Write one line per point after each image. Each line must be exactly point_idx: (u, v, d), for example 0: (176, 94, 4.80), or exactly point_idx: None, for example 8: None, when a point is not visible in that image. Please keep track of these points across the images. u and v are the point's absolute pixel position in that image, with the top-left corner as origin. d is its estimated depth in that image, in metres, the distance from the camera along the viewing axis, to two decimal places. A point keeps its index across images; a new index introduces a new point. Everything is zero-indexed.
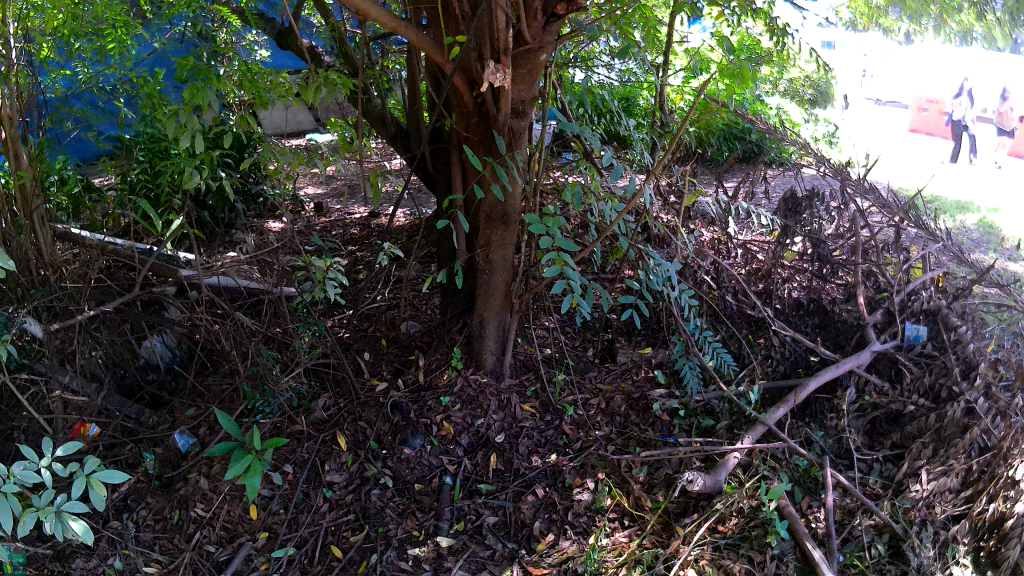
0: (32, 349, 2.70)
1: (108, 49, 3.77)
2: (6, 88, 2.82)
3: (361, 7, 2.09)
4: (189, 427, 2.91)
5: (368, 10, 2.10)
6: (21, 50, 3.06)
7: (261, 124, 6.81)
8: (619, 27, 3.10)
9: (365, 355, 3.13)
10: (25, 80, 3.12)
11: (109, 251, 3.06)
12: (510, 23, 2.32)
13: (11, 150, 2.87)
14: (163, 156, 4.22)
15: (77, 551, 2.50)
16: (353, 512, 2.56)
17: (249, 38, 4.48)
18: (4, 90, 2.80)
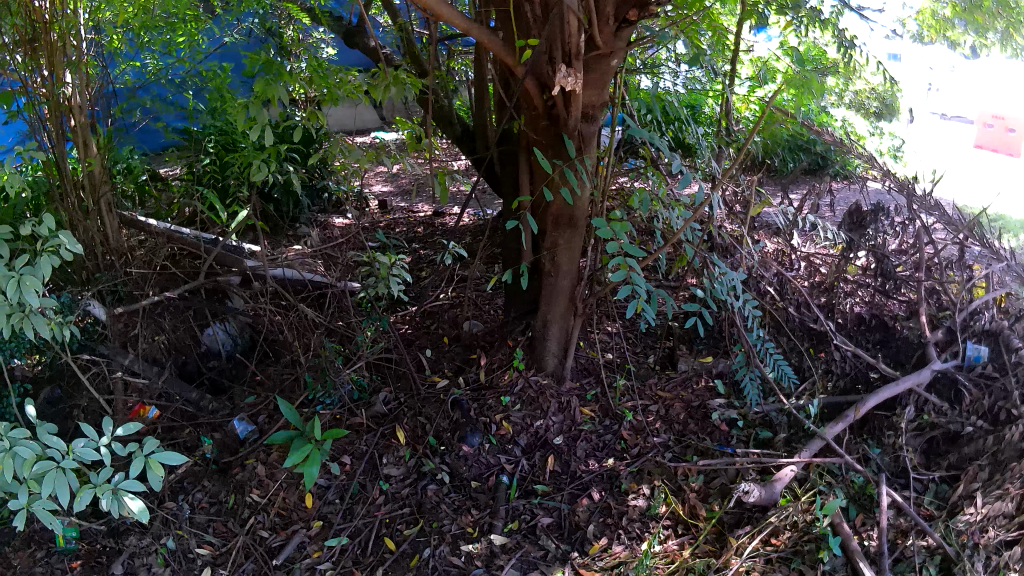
0: (94, 331, 2.87)
1: (177, 42, 3.84)
2: (76, 77, 3.06)
3: (436, 12, 2.16)
4: (248, 414, 2.95)
5: (443, 14, 2.16)
6: (90, 41, 3.21)
7: (327, 123, 6.91)
8: (688, 33, 3.08)
9: (428, 352, 3.15)
10: (94, 70, 3.28)
11: (175, 238, 3.20)
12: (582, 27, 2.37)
13: (82, 139, 3.11)
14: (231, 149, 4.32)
15: (132, 529, 2.61)
16: (408, 506, 2.58)
17: (316, 36, 4.51)
18: (74, 79, 3.04)
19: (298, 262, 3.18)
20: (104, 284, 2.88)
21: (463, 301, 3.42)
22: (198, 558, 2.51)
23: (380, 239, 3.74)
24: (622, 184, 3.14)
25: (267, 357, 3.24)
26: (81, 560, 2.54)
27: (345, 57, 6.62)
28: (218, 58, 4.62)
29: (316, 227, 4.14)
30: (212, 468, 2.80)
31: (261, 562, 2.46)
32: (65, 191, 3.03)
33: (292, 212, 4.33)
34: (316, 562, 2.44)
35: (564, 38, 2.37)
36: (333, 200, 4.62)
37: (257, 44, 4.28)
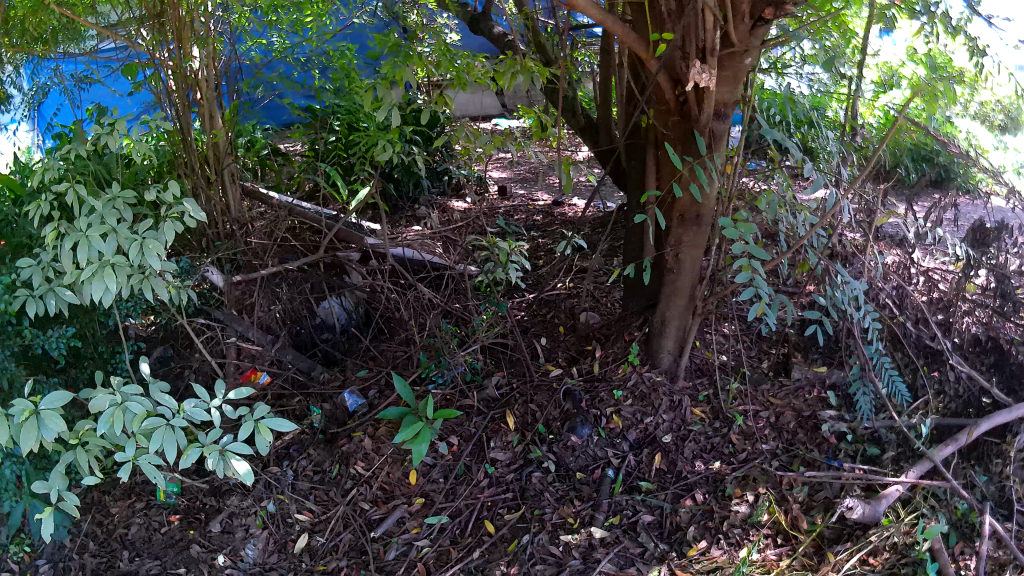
0: (213, 298, 3.17)
1: (305, 23, 3.95)
2: (203, 51, 3.35)
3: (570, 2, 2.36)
4: (358, 388, 3.25)
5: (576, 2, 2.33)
6: (217, 17, 3.43)
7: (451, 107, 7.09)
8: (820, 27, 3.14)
9: (542, 340, 3.34)
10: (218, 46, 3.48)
11: (295, 213, 3.56)
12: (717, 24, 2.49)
13: (207, 111, 3.41)
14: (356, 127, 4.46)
15: (235, 491, 3.01)
16: (510, 492, 2.80)
17: (441, 21, 4.55)
18: (200, 53, 3.34)
19: (419, 244, 3.58)
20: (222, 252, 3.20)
21: (581, 292, 3.57)
22: (297, 523, 2.85)
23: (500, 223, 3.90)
24: (745, 183, 3.13)
25: (380, 333, 3.54)
26: (182, 515, 3.02)
27: (469, 43, 6.77)
28: (345, 39, 4.74)
29: (435, 208, 4.28)
30: (319, 437, 3.13)
31: (360, 532, 2.76)
32: (190, 159, 3.32)
33: (412, 192, 4.46)
34: (414, 537, 2.70)
35: (700, 33, 2.49)
36: (453, 183, 4.68)
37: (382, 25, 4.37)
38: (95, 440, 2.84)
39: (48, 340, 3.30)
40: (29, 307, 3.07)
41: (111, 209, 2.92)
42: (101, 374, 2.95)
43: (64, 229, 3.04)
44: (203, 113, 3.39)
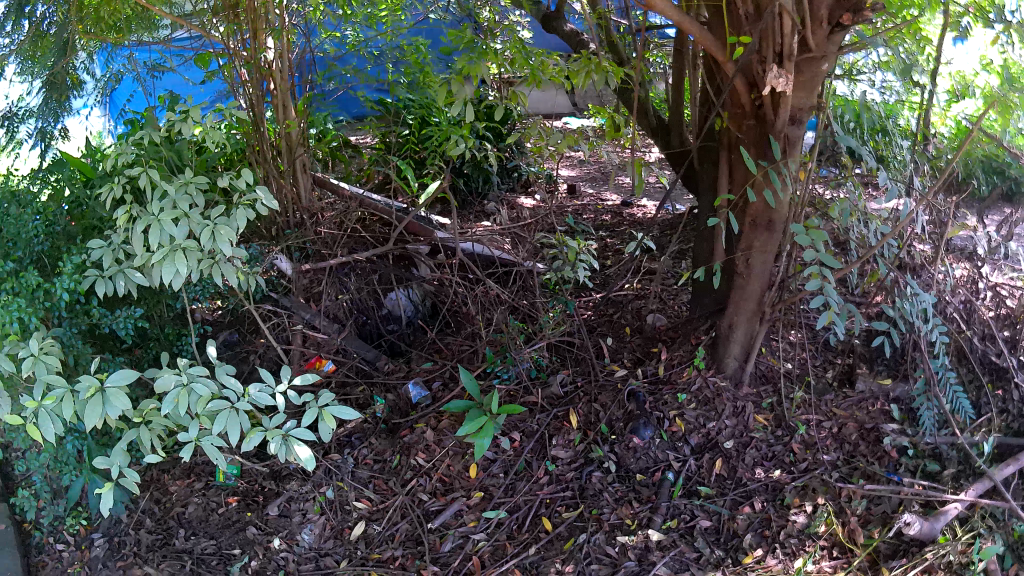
0: (280, 284, 3.52)
1: (379, 18, 4.09)
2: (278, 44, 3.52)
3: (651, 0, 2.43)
4: (424, 379, 3.56)
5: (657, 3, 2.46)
6: (291, 10, 3.58)
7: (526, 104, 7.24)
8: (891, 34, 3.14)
9: (608, 340, 3.62)
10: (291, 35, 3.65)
11: (365, 203, 3.80)
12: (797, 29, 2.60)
13: (281, 102, 3.56)
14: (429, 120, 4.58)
15: (293, 476, 3.29)
16: (569, 490, 3.02)
17: (514, 17, 4.66)
18: (275, 45, 3.50)
19: (488, 240, 3.85)
20: (291, 241, 3.48)
21: (649, 295, 3.86)
22: (354, 511, 3.11)
23: (569, 223, 4.21)
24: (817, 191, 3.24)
25: (447, 327, 3.85)
26: (240, 497, 3.24)
27: (541, 39, 6.90)
28: (419, 33, 4.89)
29: (504, 206, 4.48)
30: (381, 427, 3.42)
31: (416, 522, 3.01)
32: (261, 148, 3.51)
33: (482, 187, 4.76)
34: (472, 530, 2.94)
35: (778, 38, 2.60)
36: (521, 179, 5.01)
37: (455, 21, 4.46)
38: (159, 420, 2.96)
39: (117, 320, 3.46)
40: (99, 286, 3.19)
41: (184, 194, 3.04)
42: (168, 354, 3.04)
43: (136, 212, 3.16)
44: (274, 104, 3.56)
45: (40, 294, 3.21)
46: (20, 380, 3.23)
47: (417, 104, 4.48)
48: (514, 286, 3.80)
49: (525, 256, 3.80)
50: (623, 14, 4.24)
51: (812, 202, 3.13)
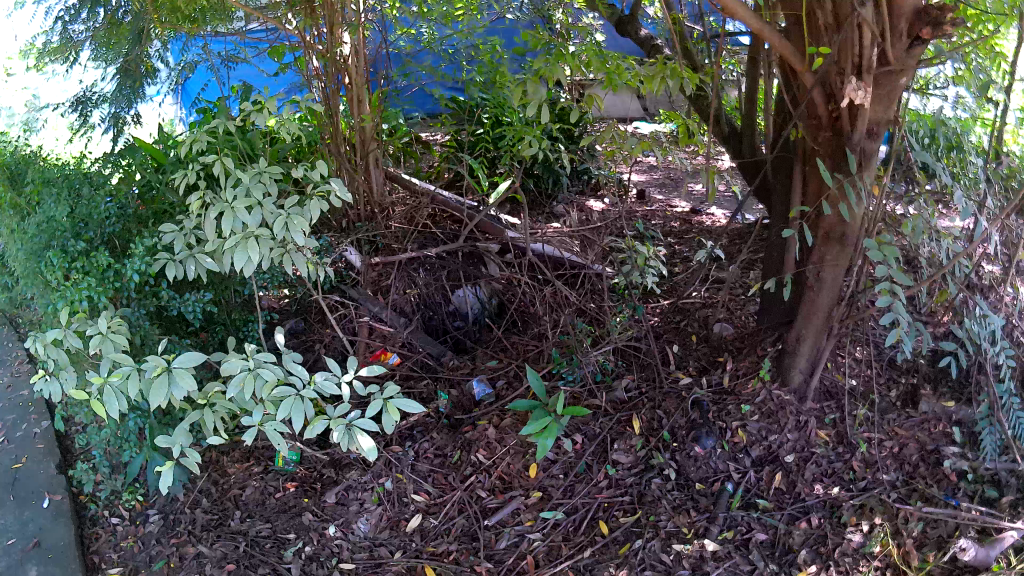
0: (348, 276, 3.76)
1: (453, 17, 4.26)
2: (353, 42, 3.74)
3: (730, 6, 2.45)
4: (488, 378, 3.69)
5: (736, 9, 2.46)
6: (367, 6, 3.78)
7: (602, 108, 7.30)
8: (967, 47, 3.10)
9: (675, 347, 3.69)
10: (366, 32, 3.83)
11: (436, 200, 4.05)
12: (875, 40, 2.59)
13: (356, 96, 3.83)
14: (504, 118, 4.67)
15: (354, 466, 3.49)
16: (628, 495, 3.11)
17: (589, 18, 4.76)
18: (350, 42, 3.72)
19: (558, 242, 3.99)
20: (361, 235, 3.73)
21: (716, 304, 3.90)
22: (412, 503, 3.29)
23: (638, 228, 4.25)
24: (890, 207, 3.25)
25: (514, 326, 4.00)
26: (297, 484, 3.50)
27: (613, 41, 6.97)
28: (496, 32, 5.05)
29: (573, 209, 4.58)
30: (443, 422, 3.57)
31: (474, 518, 3.17)
32: (335, 140, 3.80)
33: (551, 188, 4.90)
34: (528, 529, 3.07)
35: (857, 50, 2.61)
36: (591, 181, 5.14)
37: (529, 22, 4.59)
38: (223, 403, 3.05)
39: (185, 303, 3.56)
40: (171, 270, 3.29)
41: (258, 183, 3.12)
42: (233, 339, 3.08)
43: (208, 198, 3.25)
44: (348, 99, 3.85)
45: (110, 274, 3.39)
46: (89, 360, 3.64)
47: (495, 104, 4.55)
48: (584, 288, 3.91)
49: (593, 259, 3.91)
50: (697, 19, 4.25)
51: (884, 218, 3.13)
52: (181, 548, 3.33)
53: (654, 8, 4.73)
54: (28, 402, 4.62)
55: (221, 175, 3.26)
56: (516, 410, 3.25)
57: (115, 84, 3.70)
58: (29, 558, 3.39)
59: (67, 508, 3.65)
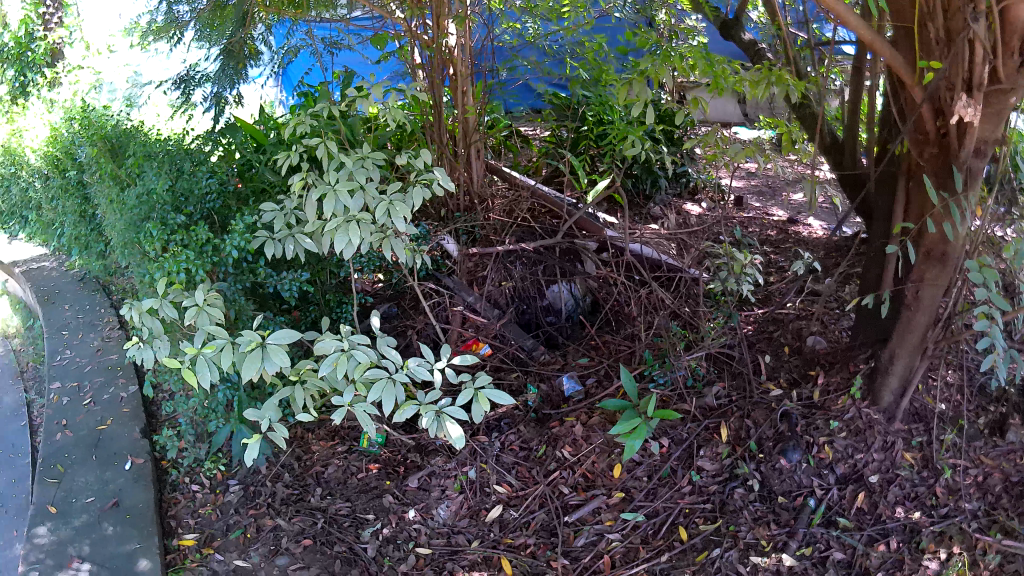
0: (442, 264, 3.98)
1: (558, 13, 4.33)
2: (461, 35, 3.82)
3: (842, 15, 2.40)
4: (579, 374, 3.77)
5: (847, 20, 2.42)
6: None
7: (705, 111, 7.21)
8: None
9: (767, 357, 3.63)
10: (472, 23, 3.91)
11: (536, 195, 4.16)
12: (987, 57, 2.53)
13: (461, 89, 3.92)
14: (606, 116, 4.69)
15: (440, 452, 3.57)
16: (710, 503, 3.09)
17: (692, 20, 4.77)
18: (458, 33, 3.79)
19: (656, 243, 4.00)
20: (458, 225, 3.92)
21: (811, 317, 3.86)
22: (494, 494, 3.34)
23: (734, 235, 4.19)
24: (993, 228, 3.17)
25: (608, 325, 4.05)
26: (380, 466, 3.59)
27: (719, 45, 6.87)
28: (599, 30, 5.11)
29: (670, 211, 4.58)
30: (530, 415, 3.66)
31: (554, 513, 3.19)
32: (438, 131, 3.94)
33: (649, 189, 4.90)
34: (607, 529, 3.08)
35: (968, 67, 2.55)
36: (689, 185, 5.10)
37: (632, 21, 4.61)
38: (314, 380, 3.09)
39: (281, 282, 3.66)
40: (269, 248, 3.36)
41: (361, 168, 3.18)
42: (327, 320, 3.16)
43: (311, 179, 3.31)
44: (453, 90, 3.95)
45: (208, 249, 3.50)
46: (186, 329, 3.81)
47: (597, 101, 4.55)
48: (679, 291, 3.92)
49: (690, 262, 3.90)
50: (802, 26, 4.22)
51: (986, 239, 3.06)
52: (259, 519, 3.41)
53: (756, 14, 4.70)
54: (117, 366, 4.80)
55: (324, 158, 3.33)
56: (605, 409, 3.29)
57: (218, 65, 4.05)
58: (107, 516, 3.39)
59: (147, 472, 3.69)
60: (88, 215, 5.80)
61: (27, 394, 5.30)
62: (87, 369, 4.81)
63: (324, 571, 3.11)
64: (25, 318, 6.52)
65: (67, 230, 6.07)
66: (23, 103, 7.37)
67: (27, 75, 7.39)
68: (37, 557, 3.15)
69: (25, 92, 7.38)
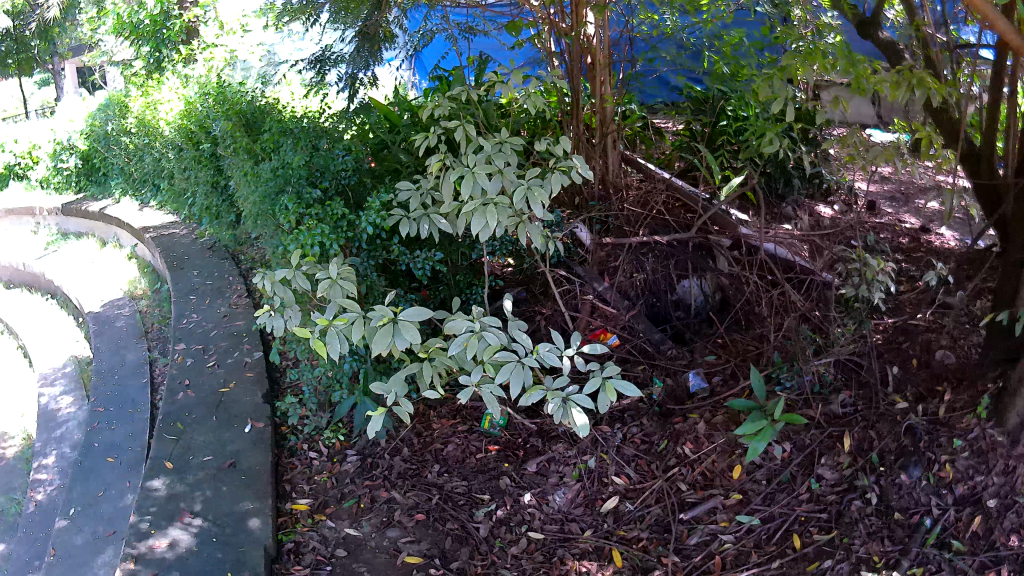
0: (576, 252, 4.12)
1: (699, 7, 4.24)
2: (602, 25, 3.85)
3: (993, 21, 2.27)
4: (705, 372, 3.73)
5: (997, 25, 2.28)
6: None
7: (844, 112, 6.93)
8: None
9: (894, 368, 3.46)
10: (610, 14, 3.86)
11: (672, 188, 4.11)
12: None
13: (597, 80, 3.95)
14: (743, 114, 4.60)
15: (561, 439, 3.60)
16: (827, 512, 3.03)
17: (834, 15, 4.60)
18: (599, 23, 3.82)
19: (790, 244, 3.88)
20: (593, 214, 4.00)
21: (942, 330, 3.60)
22: (611, 485, 3.34)
23: (869, 239, 4.02)
24: None
25: (737, 324, 3.98)
26: (500, 447, 3.64)
27: (858, 46, 6.59)
28: (737, 23, 5.00)
29: (803, 212, 4.46)
30: (654, 409, 3.66)
31: (670, 510, 3.18)
32: (574, 120, 4.03)
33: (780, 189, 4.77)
34: (721, 530, 3.05)
35: None
36: (823, 186, 4.88)
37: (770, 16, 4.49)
38: (443, 358, 3.12)
39: (414, 260, 3.74)
40: (404, 226, 3.40)
41: (500, 151, 3.18)
42: (459, 299, 3.17)
43: (449, 162, 3.35)
44: (591, 79, 4.01)
45: (342, 224, 3.62)
46: (317, 300, 3.94)
47: (735, 96, 4.43)
48: (810, 294, 3.81)
49: (821, 266, 3.77)
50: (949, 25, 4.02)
51: None
52: (373, 491, 3.51)
53: (896, 13, 4.51)
54: (241, 331, 5.00)
55: (463, 141, 3.36)
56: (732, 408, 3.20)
57: (353, 48, 4.31)
58: (225, 476, 3.54)
59: (267, 436, 3.84)
60: (219, 185, 6.36)
61: (150, 353, 5.60)
62: (213, 333, 5.03)
63: (435, 547, 3.17)
64: (154, 281, 6.84)
65: (202, 200, 6.46)
66: (159, 77, 8.38)
67: (163, 51, 8.38)
68: (150, 509, 3.33)
69: (162, 69, 8.38)
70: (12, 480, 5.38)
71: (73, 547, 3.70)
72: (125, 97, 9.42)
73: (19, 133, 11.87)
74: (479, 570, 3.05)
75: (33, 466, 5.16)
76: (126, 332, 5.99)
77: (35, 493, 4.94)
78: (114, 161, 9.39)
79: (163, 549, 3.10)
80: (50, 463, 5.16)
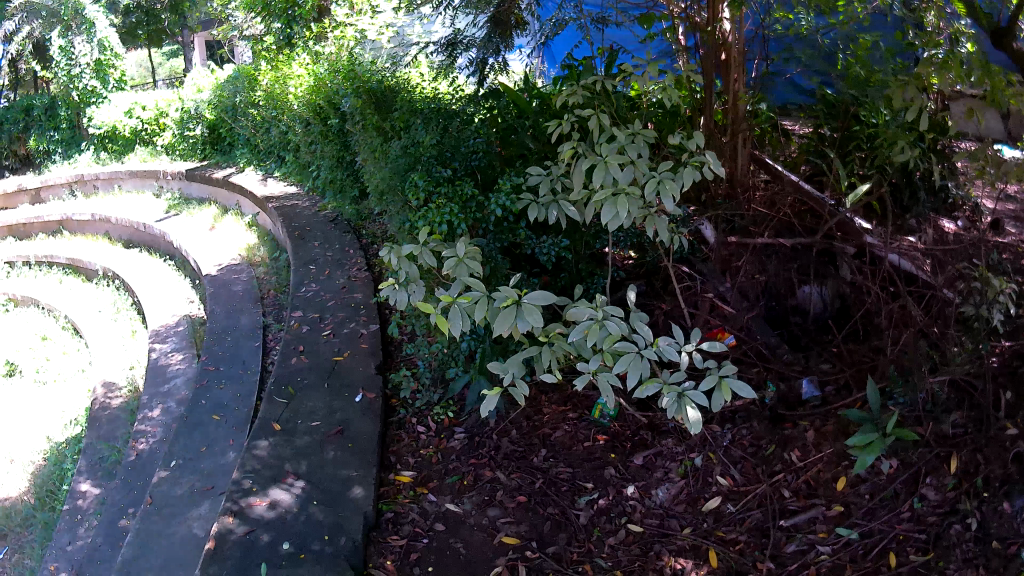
0: (700, 251, 4.08)
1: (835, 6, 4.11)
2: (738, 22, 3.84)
3: None
4: (819, 379, 3.71)
5: None
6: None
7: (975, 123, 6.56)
8: None
9: (1008, 394, 3.22)
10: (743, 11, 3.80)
11: (799, 190, 3.97)
12: None
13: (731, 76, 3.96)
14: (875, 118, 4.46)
15: (671, 434, 3.62)
16: (925, 533, 2.98)
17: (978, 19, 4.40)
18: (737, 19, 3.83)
19: (914, 256, 3.71)
20: (720, 212, 3.92)
21: None
22: (715, 484, 3.34)
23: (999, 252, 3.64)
24: None
25: (856, 334, 3.91)
26: (608, 438, 3.67)
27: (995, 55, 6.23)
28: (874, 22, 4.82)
29: (926, 224, 4.29)
30: (766, 413, 3.62)
31: (770, 515, 3.16)
32: (707, 116, 4.03)
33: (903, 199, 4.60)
34: (819, 540, 3.03)
35: None
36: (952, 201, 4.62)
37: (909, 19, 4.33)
38: (562, 344, 3.16)
39: (540, 244, 3.80)
40: (533, 210, 3.45)
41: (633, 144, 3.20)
42: (582, 288, 3.18)
43: (581, 149, 3.38)
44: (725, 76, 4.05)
45: (471, 205, 3.72)
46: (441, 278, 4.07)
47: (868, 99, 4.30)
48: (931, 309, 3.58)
49: (942, 281, 3.53)
50: None
51: None
52: (478, 469, 3.60)
53: None
54: (356, 303, 5.16)
55: (596, 130, 3.38)
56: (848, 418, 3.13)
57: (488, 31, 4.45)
58: (332, 442, 3.70)
59: (376, 406, 3.97)
60: (344, 161, 6.61)
61: (264, 319, 5.86)
62: (330, 303, 5.21)
63: (534, 529, 3.24)
64: (273, 250, 7.12)
65: (326, 174, 6.75)
66: (289, 53, 8.72)
67: (295, 27, 8.91)
68: (255, 468, 3.53)
69: (293, 44, 8.84)
70: (116, 430, 5.75)
71: (172, 498, 4.03)
72: (254, 70, 9.79)
73: (151, 100, 12.48)
74: (576, 556, 3.10)
75: (139, 416, 5.48)
76: (242, 296, 6.26)
77: (138, 442, 5.26)
78: (241, 131, 9.78)
79: (263, 508, 3.29)
80: (154, 416, 5.48)
